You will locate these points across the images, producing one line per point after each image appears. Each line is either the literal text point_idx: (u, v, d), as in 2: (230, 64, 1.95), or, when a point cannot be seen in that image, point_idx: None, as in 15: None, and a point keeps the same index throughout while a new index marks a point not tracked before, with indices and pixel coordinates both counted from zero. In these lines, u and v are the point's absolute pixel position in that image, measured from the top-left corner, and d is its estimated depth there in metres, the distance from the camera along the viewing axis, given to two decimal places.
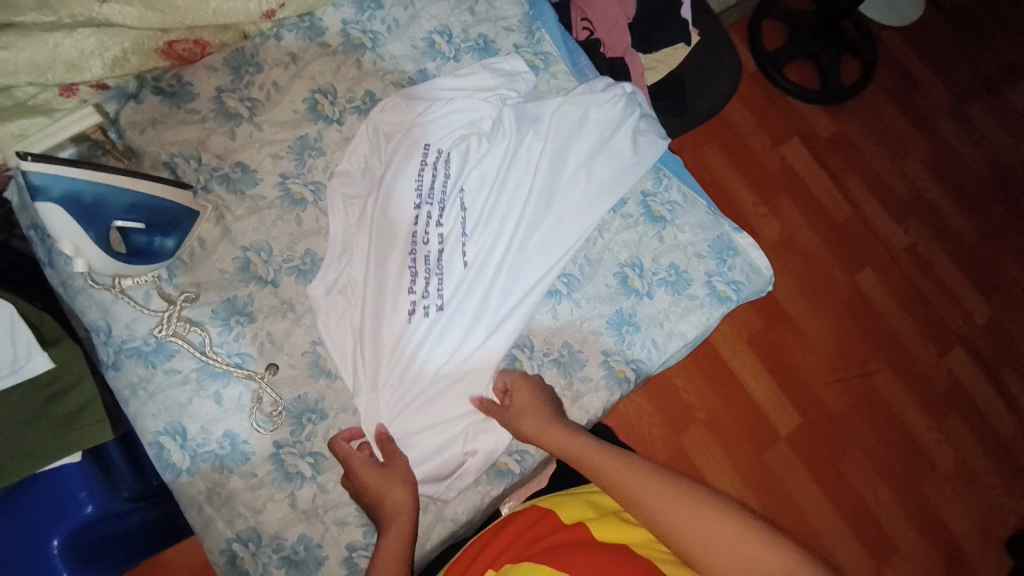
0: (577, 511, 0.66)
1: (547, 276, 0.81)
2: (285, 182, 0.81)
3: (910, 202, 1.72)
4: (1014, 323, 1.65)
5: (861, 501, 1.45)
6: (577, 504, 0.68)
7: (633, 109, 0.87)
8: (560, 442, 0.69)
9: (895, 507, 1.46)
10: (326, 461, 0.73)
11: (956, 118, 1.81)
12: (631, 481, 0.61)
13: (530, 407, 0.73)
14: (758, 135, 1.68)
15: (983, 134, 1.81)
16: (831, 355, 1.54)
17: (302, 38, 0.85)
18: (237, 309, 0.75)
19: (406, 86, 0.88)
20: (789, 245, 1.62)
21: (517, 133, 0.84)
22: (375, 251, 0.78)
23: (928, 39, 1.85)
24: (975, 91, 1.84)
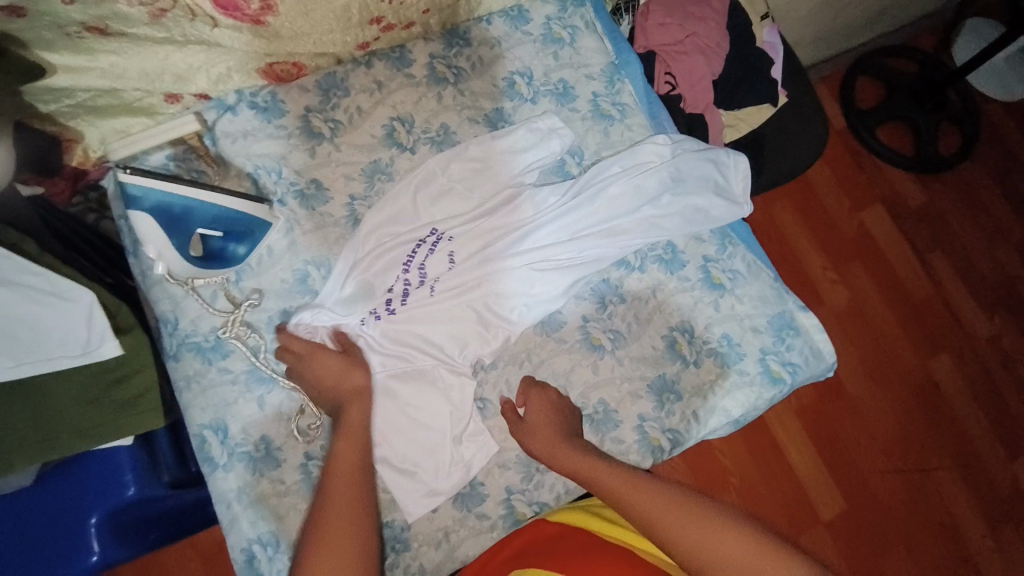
0: (577, 518, 0.74)
1: (539, 307, 0.81)
2: (353, 204, 0.84)
3: (998, 288, 1.60)
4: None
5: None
6: (578, 514, 0.74)
7: (706, 169, 0.88)
8: (571, 463, 0.70)
9: None
10: None
11: None
12: (643, 502, 0.64)
13: (541, 429, 0.74)
14: (837, 198, 1.61)
15: None
16: (888, 441, 1.45)
17: (390, 67, 0.89)
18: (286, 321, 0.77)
19: (480, 123, 0.90)
20: (857, 315, 1.53)
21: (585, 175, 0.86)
22: (423, 299, 0.80)
23: None
24: None
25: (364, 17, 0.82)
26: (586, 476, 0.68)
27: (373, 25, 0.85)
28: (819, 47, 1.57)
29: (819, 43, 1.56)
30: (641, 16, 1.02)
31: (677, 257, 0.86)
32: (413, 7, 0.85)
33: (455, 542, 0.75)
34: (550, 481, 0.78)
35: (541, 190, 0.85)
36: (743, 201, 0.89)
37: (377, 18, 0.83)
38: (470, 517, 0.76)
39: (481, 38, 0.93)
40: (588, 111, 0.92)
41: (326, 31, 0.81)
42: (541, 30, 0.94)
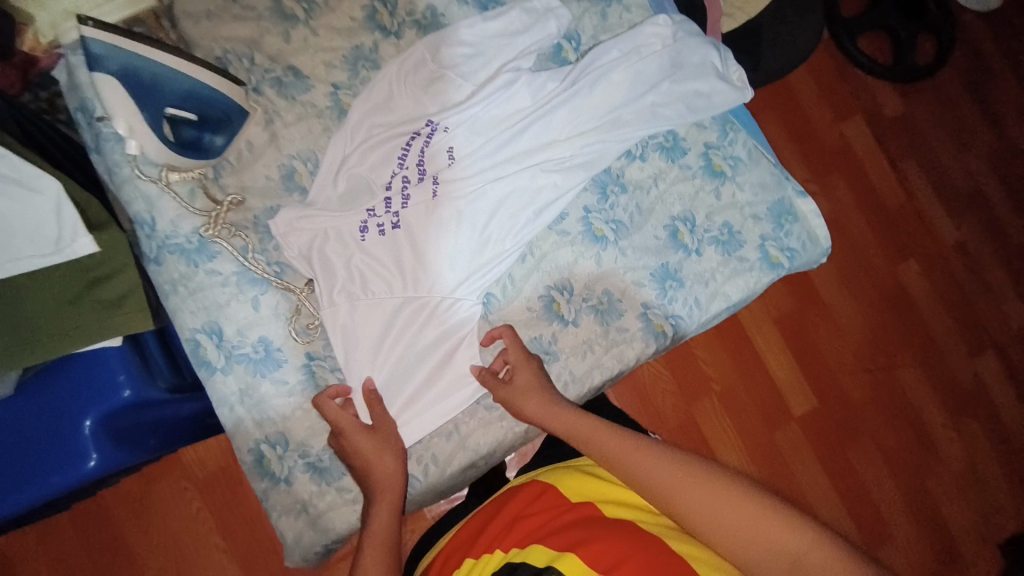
0: (579, 485, 0.66)
1: (556, 208, 0.79)
2: (337, 92, 0.78)
3: (968, 195, 1.69)
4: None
5: (863, 487, 1.47)
6: (578, 478, 0.68)
7: (709, 50, 0.84)
8: (569, 425, 0.67)
9: (900, 502, 1.49)
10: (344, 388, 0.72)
11: None
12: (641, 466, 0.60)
13: (523, 392, 0.70)
14: (819, 109, 1.64)
15: None
16: (861, 342, 1.54)
17: None
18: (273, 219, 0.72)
19: (469, 4, 0.83)
20: (835, 223, 1.59)
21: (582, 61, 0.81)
22: (425, 200, 0.75)
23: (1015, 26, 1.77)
24: None
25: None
26: (583, 440, 0.65)
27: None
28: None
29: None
30: None
31: (678, 145, 0.84)
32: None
33: (466, 432, 0.76)
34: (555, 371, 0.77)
35: (540, 75, 0.81)
36: (743, 87, 0.86)
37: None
38: (479, 410, 0.76)
39: None
40: None
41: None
42: None
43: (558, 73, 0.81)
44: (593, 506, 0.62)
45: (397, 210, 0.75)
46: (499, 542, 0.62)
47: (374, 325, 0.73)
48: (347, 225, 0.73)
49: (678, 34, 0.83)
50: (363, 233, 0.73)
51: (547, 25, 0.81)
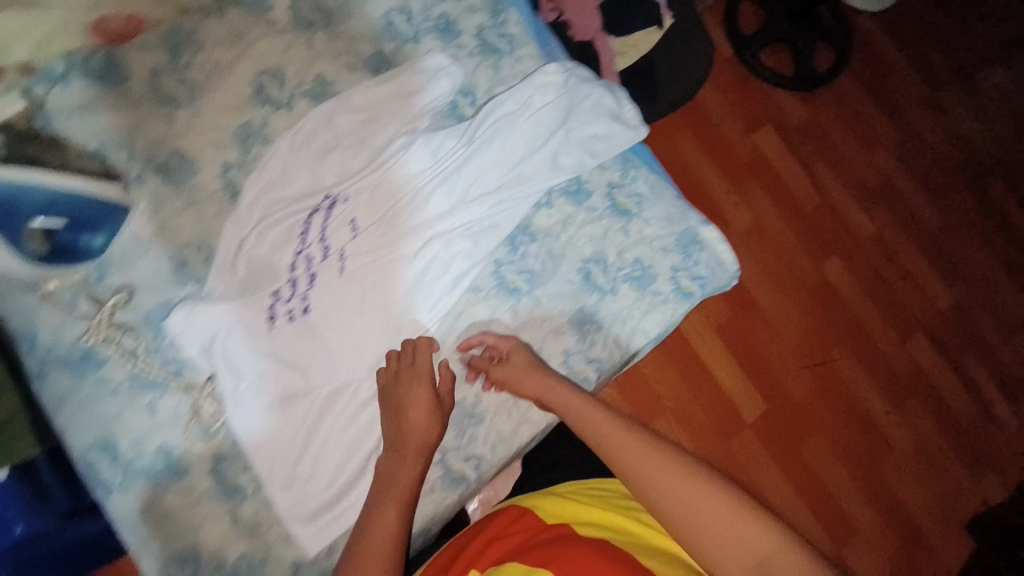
0: (560, 509, 0.67)
1: (468, 269, 0.78)
2: (228, 173, 0.75)
3: (878, 187, 1.81)
4: (979, 312, 1.77)
5: (820, 480, 1.54)
6: (558, 500, 0.69)
7: (602, 96, 0.86)
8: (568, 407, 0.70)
9: (856, 490, 1.56)
10: (259, 487, 0.69)
11: (929, 103, 1.89)
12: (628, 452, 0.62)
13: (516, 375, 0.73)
14: (731, 122, 1.73)
15: (955, 122, 1.90)
16: (797, 341, 1.62)
17: (248, 15, 0.79)
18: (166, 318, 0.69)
19: (360, 69, 0.82)
20: (759, 232, 1.69)
21: (478, 117, 0.83)
22: (331, 278, 0.74)
23: (900, 27, 1.92)
24: (948, 79, 1.92)
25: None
26: (576, 420, 0.68)
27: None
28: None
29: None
30: None
31: (582, 188, 0.85)
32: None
33: None
34: (483, 433, 0.76)
35: (439, 136, 0.81)
36: (639, 124, 0.89)
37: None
38: None
39: None
40: (475, 47, 0.86)
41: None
42: None
43: (456, 130, 0.82)
44: (568, 526, 0.63)
45: (304, 290, 0.73)
46: (474, 564, 0.63)
47: (289, 419, 0.70)
48: (251, 313, 0.71)
49: (570, 81, 0.85)
50: (273, 321, 0.71)
51: (438, 88, 0.83)
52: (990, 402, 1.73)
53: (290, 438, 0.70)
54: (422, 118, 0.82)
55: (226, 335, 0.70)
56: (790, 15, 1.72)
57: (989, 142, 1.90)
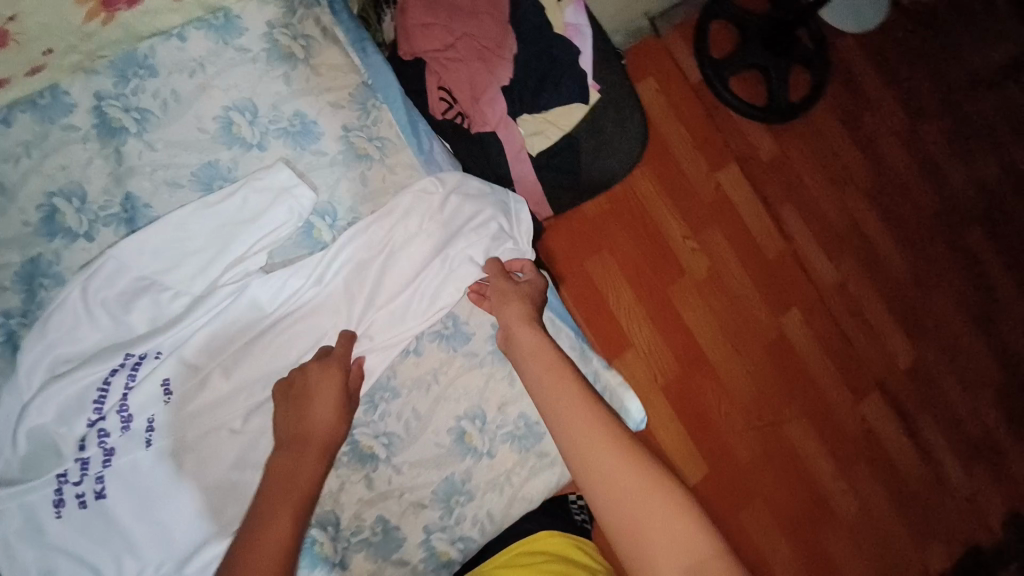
0: None
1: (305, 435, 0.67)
2: (7, 323, 0.62)
3: (845, 233, 1.63)
4: (941, 371, 1.61)
5: (758, 549, 1.45)
6: None
7: (486, 212, 0.73)
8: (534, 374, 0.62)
9: (795, 561, 1.46)
10: None
11: (911, 140, 1.69)
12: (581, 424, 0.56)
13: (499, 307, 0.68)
14: (693, 159, 1.55)
15: (942, 162, 1.70)
16: (747, 403, 1.50)
17: (40, 120, 0.64)
18: None
19: (186, 185, 0.67)
20: (715, 281, 1.53)
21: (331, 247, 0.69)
22: (136, 455, 0.62)
23: (889, 50, 1.70)
24: (936, 111, 1.71)
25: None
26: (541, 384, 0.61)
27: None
28: (631, 7, 1.48)
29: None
30: (403, 12, 0.80)
31: (460, 330, 0.73)
32: (33, 47, 0.59)
33: None
34: None
35: (283, 270, 0.67)
36: (531, 250, 0.76)
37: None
38: None
39: (175, 64, 0.67)
40: (339, 152, 0.71)
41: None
42: (263, 44, 0.70)
43: (304, 263, 0.68)
44: None
45: (98, 471, 0.61)
46: None
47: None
48: (34, 502, 0.60)
49: (450, 201, 0.71)
50: (59, 509, 0.60)
51: (285, 209, 0.68)
52: (948, 478, 1.58)
53: None
54: (263, 248, 0.67)
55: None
56: (764, 40, 1.51)
57: (977, 189, 1.70)
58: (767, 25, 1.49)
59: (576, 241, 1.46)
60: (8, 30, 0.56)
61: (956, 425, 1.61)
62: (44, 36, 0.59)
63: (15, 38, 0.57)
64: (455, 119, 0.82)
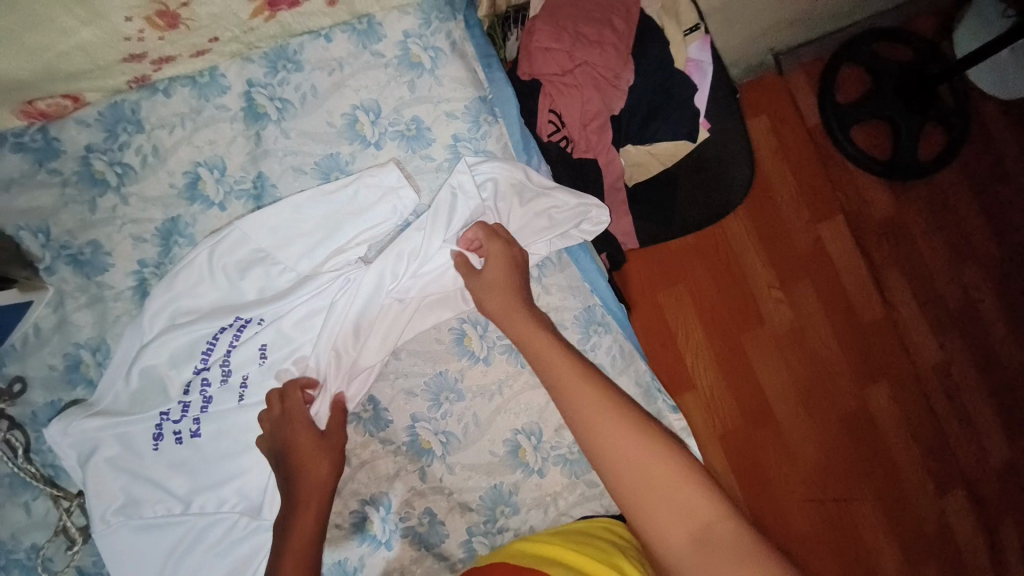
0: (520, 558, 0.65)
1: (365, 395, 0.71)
2: (142, 271, 0.70)
3: (957, 311, 1.48)
4: None
5: None
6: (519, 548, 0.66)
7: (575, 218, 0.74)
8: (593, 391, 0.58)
9: None
10: None
11: None
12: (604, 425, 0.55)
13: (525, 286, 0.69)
14: (795, 207, 1.46)
15: None
16: (812, 467, 1.40)
17: (197, 96, 0.72)
18: (50, 427, 0.65)
19: (309, 172, 0.73)
20: (800, 336, 1.43)
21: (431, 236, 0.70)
22: (228, 405, 0.69)
23: None
24: None
25: (113, 58, 0.63)
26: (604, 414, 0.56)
27: (142, 63, 0.66)
28: (761, 39, 1.38)
29: (769, 32, 1.37)
30: (526, 32, 0.79)
31: None
32: (201, 34, 0.65)
33: None
34: None
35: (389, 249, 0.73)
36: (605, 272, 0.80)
37: (137, 54, 0.65)
38: None
39: (318, 60, 0.74)
40: (445, 160, 0.75)
41: (83, 73, 0.64)
42: (397, 51, 0.75)
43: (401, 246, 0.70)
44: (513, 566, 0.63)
45: (195, 415, 0.68)
46: None
47: (158, 546, 0.65)
48: (139, 429, 0.67)
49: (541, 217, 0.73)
50: (157, 442, 0.67)
51: (387, 204, 0.72)
52: None
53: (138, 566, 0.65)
54: (370, 225, 0.72)
55: (101, 451, 0.65)
56: (901, 91, 1.41)
57: None
58: (906, 75, 1.40)
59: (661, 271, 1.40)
60: (181, 15, 0.61)
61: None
62: (212, 25, 0.64)
63: (186, 23, 0.63)
64: (559, 143, 0.81)
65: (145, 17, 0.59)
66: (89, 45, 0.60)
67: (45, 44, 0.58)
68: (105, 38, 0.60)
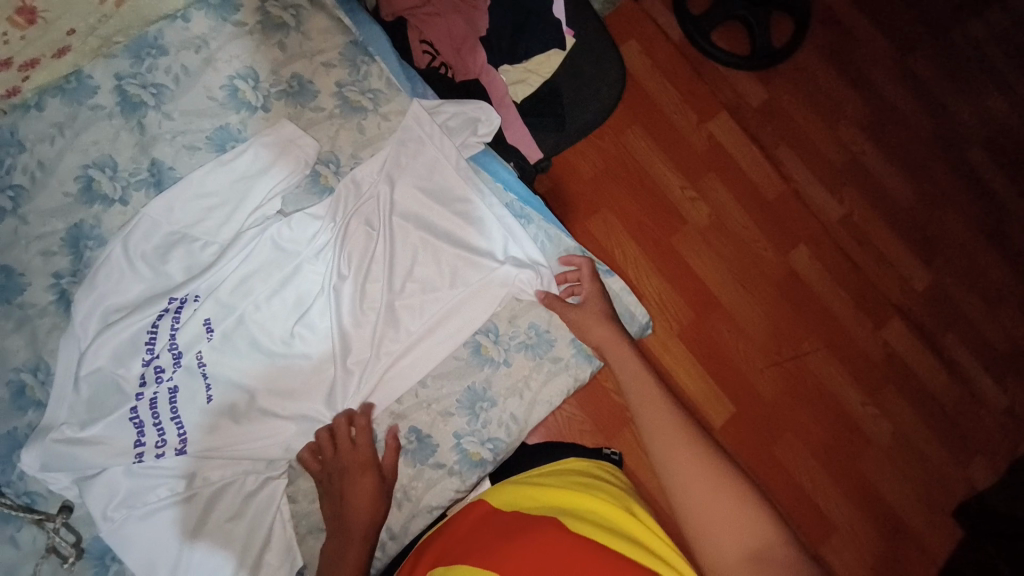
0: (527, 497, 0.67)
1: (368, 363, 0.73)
2: (60, 282, 0.70)
3: (844, 169, 1.42)
4: (960, 292, 1.39)
5: (797, 487, 1.25)
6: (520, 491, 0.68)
7: (478, 127, 0.81)
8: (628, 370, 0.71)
9: (836, 492, 1.26)
10: None
11: (902, 72, 1.47)
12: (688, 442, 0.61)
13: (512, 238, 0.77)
14: (679, 107, 1.39)
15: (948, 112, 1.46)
16: (762, 340, 1.31)
17: (70, 103, 0.72)
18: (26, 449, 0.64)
19: (203, 148, 0.74)
20: (718, 228, 1.35)
21: (375, 183, 0.76)
22: (193, 384, 0.70)
23: None
24: (922, 39, 1.49)
25: None
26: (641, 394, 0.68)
27: (11, 70, 0.67)
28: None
29: None
30: None
31: None
32: (57, 28, 0.66)
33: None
34: None
35: (303, 201, 0.76)
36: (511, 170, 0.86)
37: (3, 61, 0.65)
38: None
39: (181, 42, 0.75)
40: (336, 107, 0.78)
41: None
42: (257, 17, 0.78)
43: (331, 200, 0.75)
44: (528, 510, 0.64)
45: (169, 400, 0.69)
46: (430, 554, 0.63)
47: (169, 527, 0.66)
48: (115, 424, 0.67)
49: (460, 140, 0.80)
50: (141, 434, 0.67)
51: (297, 159, 0.74)
52: (987, 399, 1.35)
53: (156, 550, 0.66)
54: (278, 179, 0.74)
55: (81, 453, 0.65)
56: None
57: (979, 121, 1.47)
58: None
59: (563, 203, 1.30)
60: (37, 8, 0.62)
61: (1004, 380, 1.36)
62: (66, 13, 0.65)
63: (43, 16, 0.64)
64: (439, 69, 0.90)
65: (7, 16, 0.60)
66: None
67: None
68: None
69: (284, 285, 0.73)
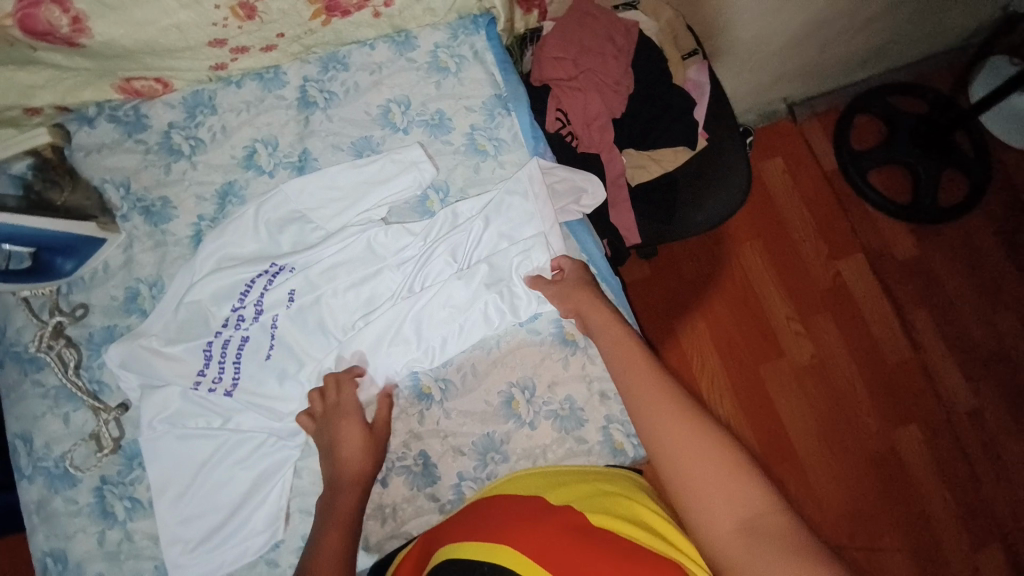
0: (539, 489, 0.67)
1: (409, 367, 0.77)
2: (200, 223, 0.82)
3: (985, 359, 1.25)
4: None
5: None
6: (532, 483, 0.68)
7: (579, 194, 0.84)
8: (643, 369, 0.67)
9: None
10: (133, 510, 0.72)
11: None
12: (736, 495, 0.56)
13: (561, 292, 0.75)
14: (811, 238, 1.30)
15: None
16: (834, 515, 1.14)
17: (261, 88, 0.87)
18: (114, 347, 0.74)
19: (345, 150, 0.85)
20: (818, 375, 1.22)
21: (471, 217, 0.81)
22: (261, 339, 0.78)
23: None
24: None
25: (201, 40, 0.79)
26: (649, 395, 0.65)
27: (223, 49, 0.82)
28: (772, 87, 1.27)
29: (778, 82, 1.26)
30: (539, 46, 0.93)
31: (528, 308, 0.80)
32: (270, 27, 0.81)
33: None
34: None
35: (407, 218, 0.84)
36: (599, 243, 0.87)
37: (220, 40, 0.80)
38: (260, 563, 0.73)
39: (361, 63, 0.88)
40: (462, 145, 0.86)
41: (176, 51, 0.79)
42: (427, 58, 0.89)
43: (427, 224, 0.81)
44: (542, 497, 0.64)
45: (237, 347, 0.77)
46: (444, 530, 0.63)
47: (193, 456, 0.74)
48: (189, 351, 0.76)
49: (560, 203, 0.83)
50: (205, 365, 0.76)
51: (414, 179, 0.82)
52: None
53: (175, 472, 0.73)
54: (392, 192, 0.83)
55: (155, 363, 0.74)
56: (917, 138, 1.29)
57: None
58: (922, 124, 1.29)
59: (658, 296, 1.24)
60: (258, 8, 0.77)
61: None
62: (280, 19, 0.80)
63: (261, 16, 0.78)
64: (565, 137, 0.93)
65: (229, 5, 0.75)
66: (184, 24, 0.76)
67: (150, 18, 0.73)
68: (197, 21, 0.76)
69: (363, 283, 0.80)
